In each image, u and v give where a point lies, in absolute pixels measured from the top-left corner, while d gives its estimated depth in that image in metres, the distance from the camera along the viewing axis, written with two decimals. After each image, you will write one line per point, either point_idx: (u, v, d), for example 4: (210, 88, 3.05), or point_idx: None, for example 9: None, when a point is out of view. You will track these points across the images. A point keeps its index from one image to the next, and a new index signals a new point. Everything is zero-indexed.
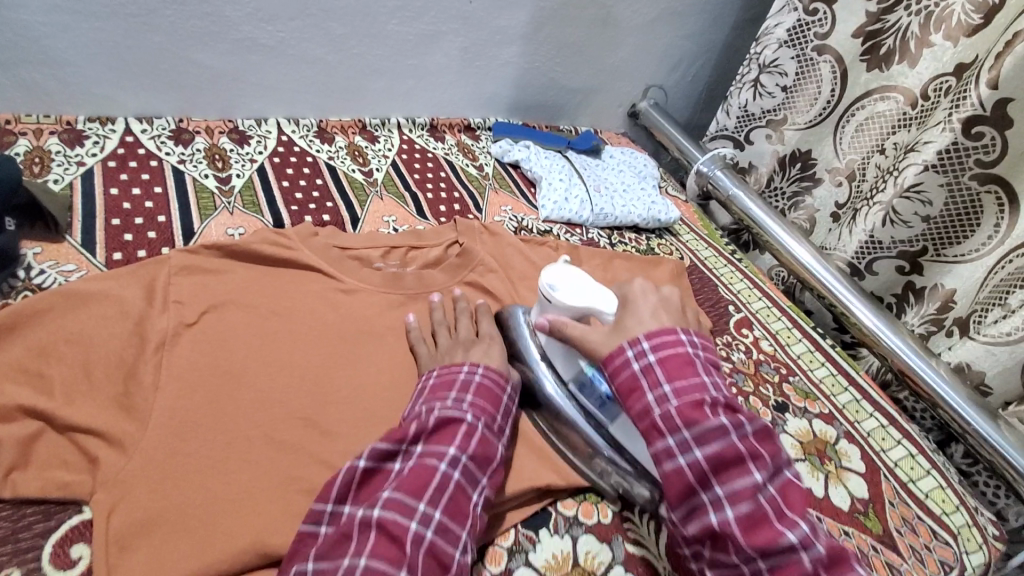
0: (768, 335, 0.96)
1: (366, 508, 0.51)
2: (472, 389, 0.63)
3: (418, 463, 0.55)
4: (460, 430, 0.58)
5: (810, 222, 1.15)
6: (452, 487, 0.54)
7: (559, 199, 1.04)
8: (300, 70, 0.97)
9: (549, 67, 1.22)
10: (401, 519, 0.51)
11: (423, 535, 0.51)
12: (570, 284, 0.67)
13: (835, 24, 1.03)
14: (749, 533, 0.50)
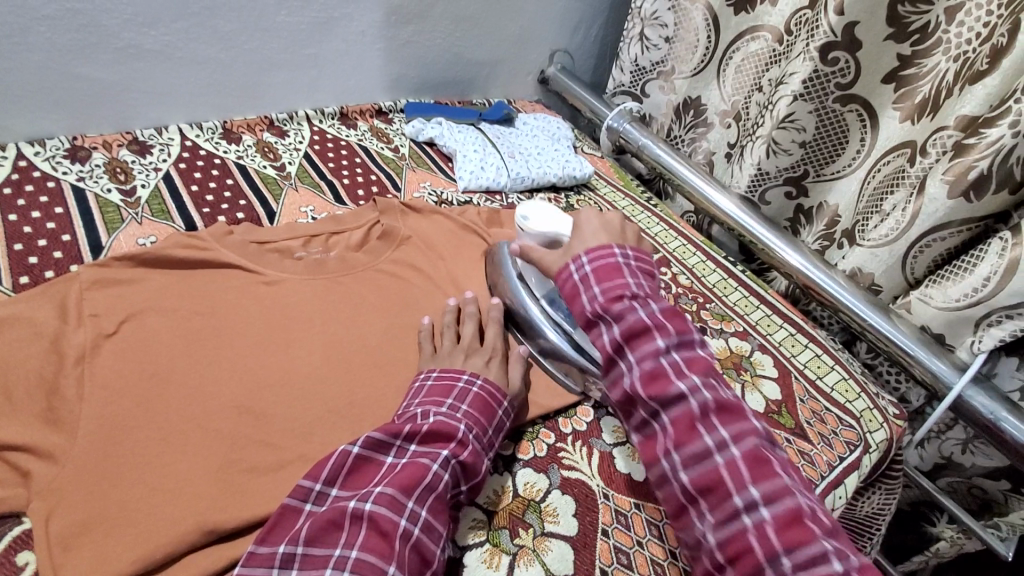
0: (686, 270, 1.03)
1: (358, 502, 0.53)
2: (469, 392, 0.65)
3: (412, 461, 0.57)
4: (456, 433, 0.60)
5: (709, 162, 1.25)
6: (440, 488, 0.56)
7: (475, 169, 1.08)
8: (194, 72, 0.96)
9: (451, 42, 1.23)
10: (392, 515, 0.52)
11: (411, 532, 0.52)
12: (539, 214, 0.78)
13: None
14: (691, 465, 0.55)
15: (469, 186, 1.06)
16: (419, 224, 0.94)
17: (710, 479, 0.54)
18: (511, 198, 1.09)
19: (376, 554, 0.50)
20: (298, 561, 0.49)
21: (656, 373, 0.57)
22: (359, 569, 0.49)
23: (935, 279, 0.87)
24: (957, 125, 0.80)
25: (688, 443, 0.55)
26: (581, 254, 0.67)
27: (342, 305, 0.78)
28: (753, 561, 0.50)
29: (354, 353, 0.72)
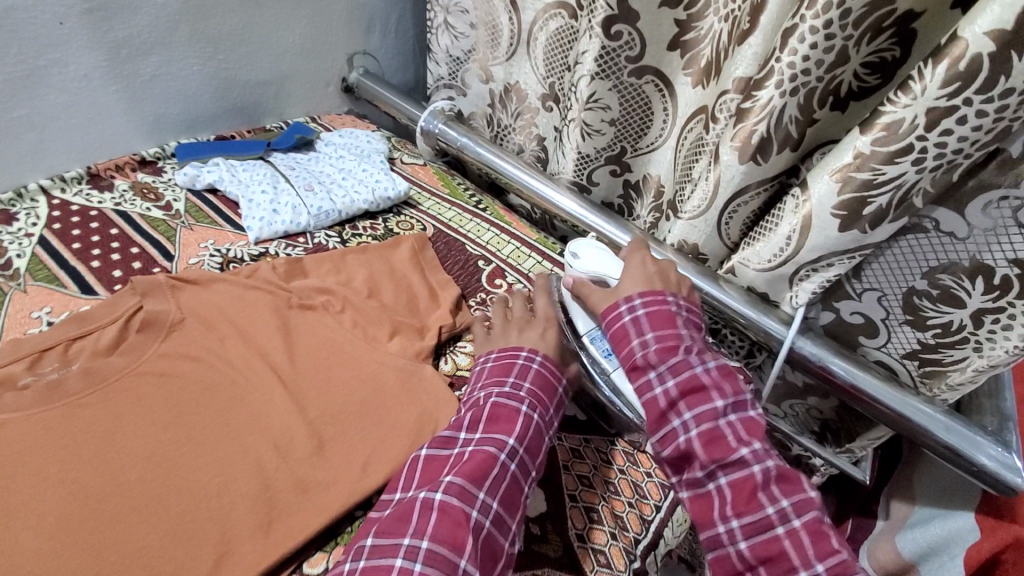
0: (522, 277, 0.96)
1: (429, 493, 0.56)
2: (500, 372, 0.70)
3: (473, 450, 0.61)
4: (504, 418, 0.64)
5: (543, 149, 1.17)
6: (509, 476, 0.60)
7: (267, 214, 0.93)
8: None
9: (216, 66, 1.05)
10: (456, 501, 0.55)
11: (479, 522, 0.55)
12: (589, 254, 0.81)
13: None
14: (739, 509, 0.60)
15: (263, 236, 0.92)
16: (197, 301, 0.78)
17: (749, 494, 0.60)
18: (318, 237, 0.96)
19: (450, 541, 0.53)
20: (366, 551, 0.52)
21: (736, 471, 0.61)
22: (429, 560, 0.51)
23: (751, 239, 0.86)
24: (736, 89, 0.76)
25: (731, 464, 0.61)
26: (634, 296, 0.71)
27: (90, 438, 0.64)
28: (785, 565, 0.57)
29: (93, 506, 0.59)
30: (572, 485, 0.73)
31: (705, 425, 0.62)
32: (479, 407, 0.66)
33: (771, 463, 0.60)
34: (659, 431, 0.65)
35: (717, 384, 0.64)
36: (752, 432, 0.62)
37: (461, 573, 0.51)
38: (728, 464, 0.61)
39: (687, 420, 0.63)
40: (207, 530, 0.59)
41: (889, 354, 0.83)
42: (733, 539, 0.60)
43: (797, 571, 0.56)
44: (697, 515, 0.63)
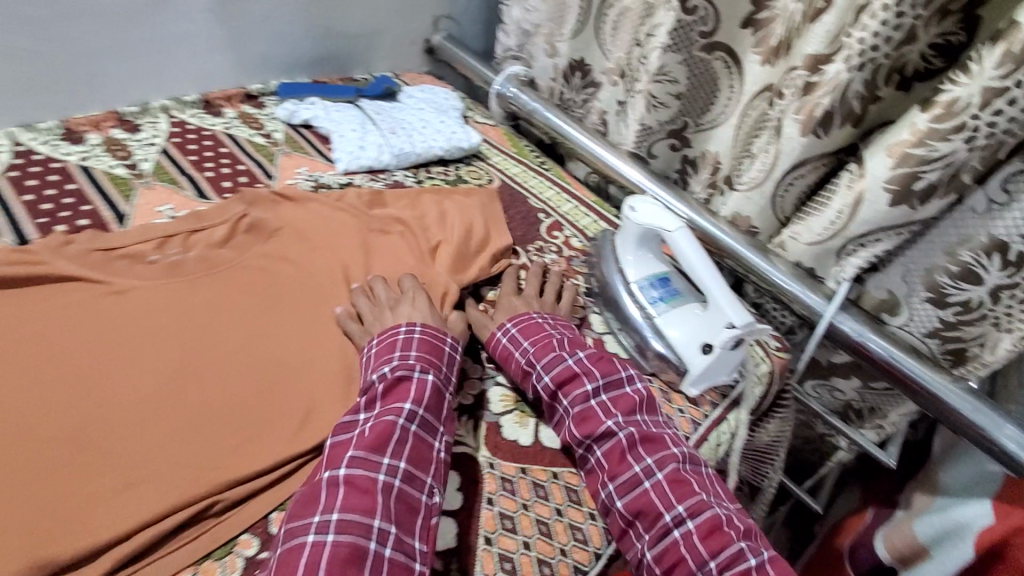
0: (577, 232, 1.03)
1: (331, 472, 0.59)
2: (419, 343, 0.70)
3: (374, 420, 0.63)
4: (405, 387, 0.66)
5: (603, 123, 1.22)
6: (412, 438, 0.62)
7: (354, 149, 1.03)
8: (13, 68, 0.87)
9: (319, 15, 1.16)
10: (365, 474, 0.58)
11: (392, 483, 0.59)
12: (649, 210, 0.85)
13: None
14: (614, 472, 0.68)
15: (350, 168, 1.02)
16: (295, 212, 0.89)
17: (620, 457, 0.68)
18: (396, 175, 1.05)
19: (370, 504, 0.57)
20: (282, 537, 0.54)
21: (614, 449, 0.69)
22: (343, 529, 0.54)
23: (801, 217, 0.91)
24: (807, 65, 0.80)
25: (604, 435, 0.70)
26: (505, 322, 0.80)
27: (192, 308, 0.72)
28: (654, 514, 0.64)
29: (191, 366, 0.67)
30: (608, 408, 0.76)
31: (578, 407, 0.72)
32: (371, 384, 0.66)
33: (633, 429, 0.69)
34: (581, 415, 0.72)
35: (588, 369, 0.74)
36: (622, 406, 0.72)
37: (377, 535, 0.55)
38: (600, 436, 0.70)
39: (602, 398, 0.72)
40: (294, 398, 0.67)
41: (910, 331, 0.88)
42: (613, 504, 0.67)
43: (664, 514, 0.64)
44: (593, 489, 0.70)
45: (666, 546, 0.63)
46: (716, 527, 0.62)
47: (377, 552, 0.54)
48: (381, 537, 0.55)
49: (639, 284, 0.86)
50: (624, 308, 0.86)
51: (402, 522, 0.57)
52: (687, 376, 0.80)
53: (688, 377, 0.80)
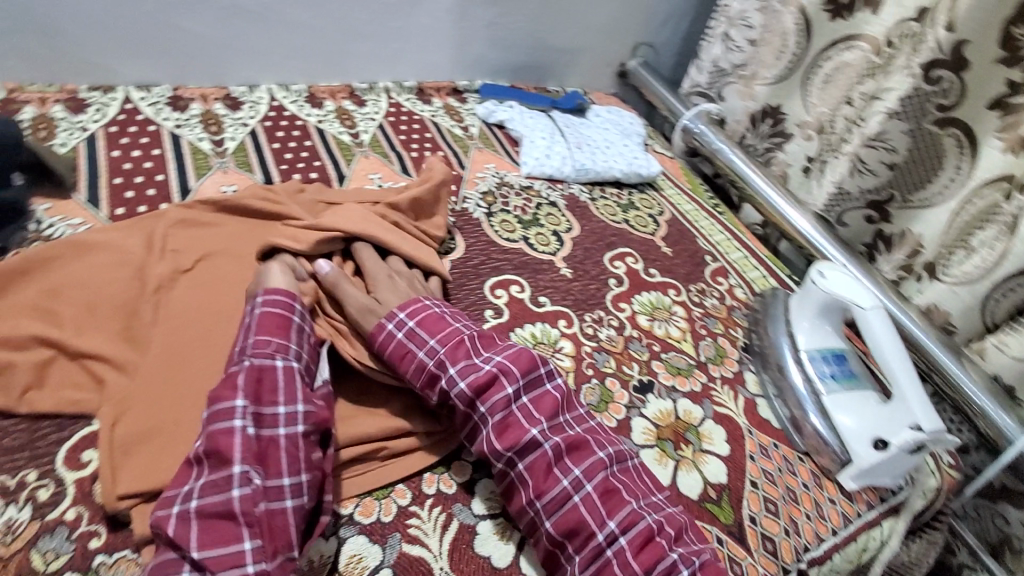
0: (743, 283, 0.99)
1: (181, 502, 0.47)
2: (421, 321, 0.64)
3: (213, 425, 0.51)
4: (410, 360, 0.62)
5: (783, 176, 1.17)
6: (213, 432, 0.50)
7: (540, 156, 1.08)
8: (288, 36, 1.01)
9: (534, 27, 1.23)
10: (160, 512, 0.47)
11: (189, 509, 0.47)
12: (839, 279, 0.80)
13: None
14: (539, 489, 0.57)
15: (533, 172, 1.06)
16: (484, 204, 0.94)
17: (545, 470, 0.58)
18: (573, 188, 1.08)
19: (216, 535, 0.46)
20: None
21: (540, 466, 0.58)
22: (156, 574, 0.45)
23: (1016, 326, 0.83)
24: None
25: (529, 446, 0.58)
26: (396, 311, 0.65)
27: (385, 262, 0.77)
28: (586, 532, 0.56)
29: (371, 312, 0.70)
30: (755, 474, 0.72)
31: (496, 416, 0.59)
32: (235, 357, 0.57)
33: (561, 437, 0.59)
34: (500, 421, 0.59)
35: (506, 367, 0.61)
36: (524, 432, 0.59)
37: (190, 566, 0.45)
38: (525, 448, 0.58)
39: (482, 413, 0.60)
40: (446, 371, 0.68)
41: None
42: (542, 520, 0.56)
43: (596, 533, 0.55)
44: (512, 508, 0.58)
45: (597, 568, 0.55)
46: (650, 540, 0.56)
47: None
48: (203, 567, 0.45)
49: (809, 354, 0.82)
50: (788, 375, 0.81)
51: (229, 540, 0.47)
52: (848, 467, 0.74)
53: (848, 468, 0.74)
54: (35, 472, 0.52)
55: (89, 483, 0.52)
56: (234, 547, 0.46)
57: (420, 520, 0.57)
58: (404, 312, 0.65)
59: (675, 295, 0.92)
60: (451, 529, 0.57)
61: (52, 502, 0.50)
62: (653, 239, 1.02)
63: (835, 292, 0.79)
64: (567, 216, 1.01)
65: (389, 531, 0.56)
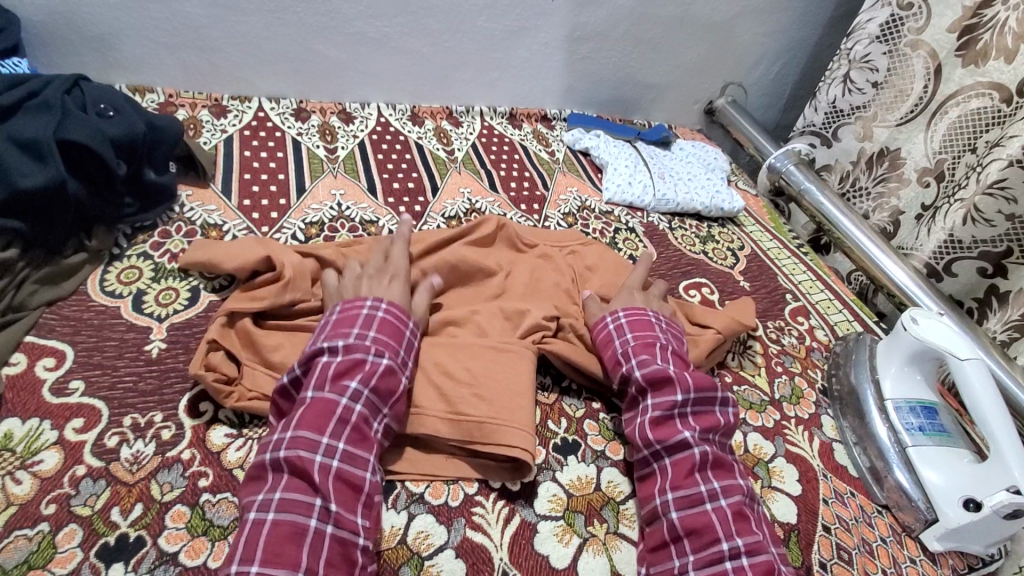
0: (825, 325, 0.96)
1: (325, 455, 0.52)
2: (634, 321, 0.73)
3: (365, 407, 0.56)
4: (609, 346, 0.72)
5: (893, 223, 1.19)
6: (356, 419, 0.55)
7: (623, 183, 1.11)
8: (401, 62, 1.12)
9: (625, 63, 1.27)
10: (304, 453, 0.51)
11: (331, 466, 0.52)
12: (932, 326, 0.77)
13: (930, 18, 1.07)
14: (676, 484, 0.60)
15: (614, 199, 1.09)
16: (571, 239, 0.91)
17: (688, 472, 0.60)
18: (652, 217, 1.09)
19: (342, 498, 0.51)
20: (274, 505, 0.49)
21: (683, 466, 0.60)
22: (284, 507, 0.49)
23: None
24: None
25: (676, 446, 0.62)
26: (618, 312, 0.75)
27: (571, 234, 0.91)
28: (711, 536, 0.56)
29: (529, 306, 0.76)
30: (829, 519, 0.68)
31: (657, 412, 0.64)
32: (363, 361, 0.58)
33: (711, 449, 0.61)
34: (661, 416, 0.64)
35: (684, 379, 0.65)
36: (663, 434, 0.62)
37: (319, 513, 0.50)
38: (674, 445, 0.62)
39: (647, 403, 0.65)
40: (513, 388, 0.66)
41: None
42: (666, 511, 0.59)
43: (722, 542, 0.55)
44: (642, 494, 0.63)
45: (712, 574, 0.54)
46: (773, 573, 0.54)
47: (319, 529, 0.49)
48: (329, 521, 0.50)
49: (895, 404, 0.78)
50: (872, 424, 0.77)
51: (353, 512, 0.52)
52: (932, 526, 0.69)
53: (933, 530, 0.69)
54: (161, 414, 0.59)
55: (203, 430, 0.59)
56: (353, 517, 0.51)
57: (484, 510, 0.59)
58: (621, 309, 0.75)
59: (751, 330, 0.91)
60: (513, 523, 0.59)
61: (172, 441, 0.58)
62: (730, 272, 1.02)
63: (928, 339, 0.75)
64: (645, 242, 1.03)
65: (455, 515, 0.58)
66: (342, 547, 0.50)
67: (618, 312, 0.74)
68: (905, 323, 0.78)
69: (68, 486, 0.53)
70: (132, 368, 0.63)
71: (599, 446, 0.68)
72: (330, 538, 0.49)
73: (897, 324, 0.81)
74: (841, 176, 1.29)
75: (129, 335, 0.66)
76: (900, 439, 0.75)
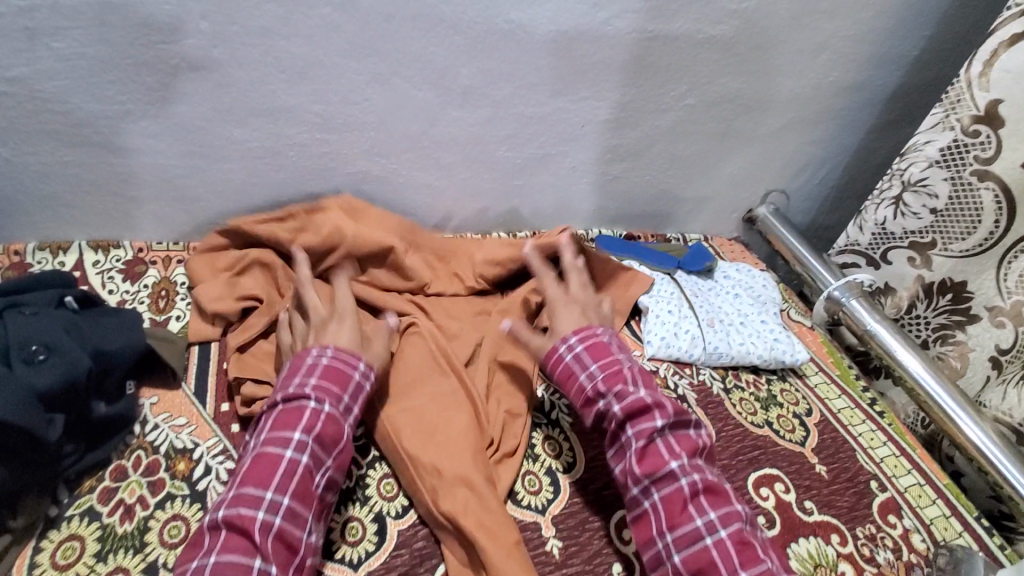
0: (923, 528, 0.81)
1: (266, 512, 0.56)
2: (629, 405, 0.69)
3: (304, 467, 0.59)
4: (618, 452, 0.69)
5: (962, 361, 1.05)
6: (301, 471, 0.59)
7: (668, 335, 0.95)
8: (411, 197, 0.97)
9: (660, 179, 1.12)
10: (246, 510, 0.55)
11: (270, 524, 0.55)
12: None
13: (1002, 150, 0.92)
14: None
15: (657, 354, 0.94)
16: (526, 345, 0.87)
17: None
18: (702, 375, 0.94)
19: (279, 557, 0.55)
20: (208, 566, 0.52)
21: None
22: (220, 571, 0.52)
23: None
24: None
25: None
26: (611, 398, 0.70)
27: (516, 297, 0.91)
28: None
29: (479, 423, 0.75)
30: None
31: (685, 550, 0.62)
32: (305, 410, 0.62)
33: None
34: (686, 546, 0.62)
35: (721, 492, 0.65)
36: (650, 466, 0.66)
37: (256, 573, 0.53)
38: None
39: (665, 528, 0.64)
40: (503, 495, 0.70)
41: None
42: None
43: None
44: (639, 536, 0.66)
45: None
46: None
47: None
48: None
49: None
50: None
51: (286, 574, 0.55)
52: None
53: None
54: None
55: None
56: None
57: None
58: (575, 336, 0.75)
59: (840, 545, 0.75)
60: None
61: None
62: (802, 452, 0.86)
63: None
64: (699, 416, 0.87)
65: None
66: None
67: (569, 338, 0.75)
68: None
69: None
70: None
71: None
72: None
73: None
74: (895, 303, 1.14)
75: None
76: None
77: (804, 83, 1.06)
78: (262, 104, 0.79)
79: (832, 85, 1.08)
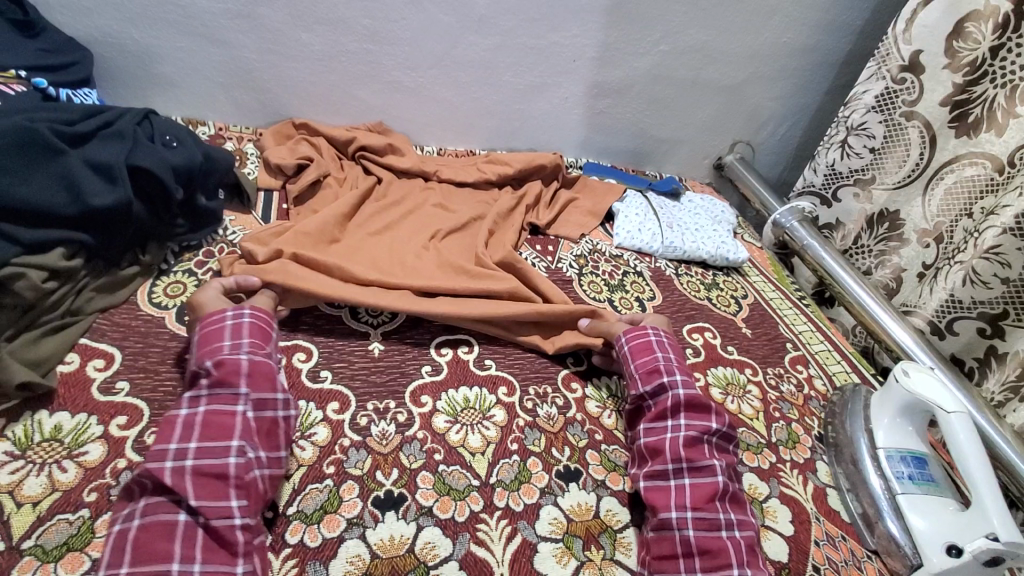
0: (824, 375, 1.00)
1: (175, 459, 0.54)
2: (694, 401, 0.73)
3: (209, 410, 0.59)
4: (657, 428, 0.73)
5: (895, 281, 1.23)
6: (201, 417, 0.58)
7: (633, 229, 1.17)
8: (432, 109, 1.21)
9: (640, 118, 1.35)
10: (154, 465, 0.54)
11: (185, 465, 0.54)
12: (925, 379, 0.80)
13: (923, 92, 1.13)
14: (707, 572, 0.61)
15: (623, 243, 1.15)
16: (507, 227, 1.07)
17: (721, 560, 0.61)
18: (659, 263, 1.15)
19: (208, 489, 0.54)
20: (137, 515, 0.51)
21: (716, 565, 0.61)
22: (151, 513, 0.51)
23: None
24: None
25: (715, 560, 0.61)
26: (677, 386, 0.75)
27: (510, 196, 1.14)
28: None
29: (447, 259, 0.93)
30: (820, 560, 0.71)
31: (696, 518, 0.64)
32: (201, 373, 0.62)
33: (742, 534, 0.64)
34: (703, 513, 0.64)
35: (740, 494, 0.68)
36: (694, 454, 0.69)
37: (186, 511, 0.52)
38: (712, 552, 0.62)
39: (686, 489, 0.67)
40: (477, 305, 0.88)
41: None
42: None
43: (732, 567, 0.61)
44: (651, 500, 0.67)
45: None
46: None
47: (190, 524, 0.52)
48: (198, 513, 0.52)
49: (887, 452, 0.81)
50: (865, 472, 0.80)
51: (222, 495, 0.54)
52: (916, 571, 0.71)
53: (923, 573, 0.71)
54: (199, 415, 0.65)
55: None
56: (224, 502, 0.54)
57: (488, 527, 0.63)
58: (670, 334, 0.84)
59: (751, 375, 0.95)
60: (515, 541, 0.63)
61: None
62: (733, 319, 1.06)
63: (918, 392, 0.79)
64: (651, 286, 1.08)
65: (460, 530, 0.62)
66: (218, 532, 0.52)
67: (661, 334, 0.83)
68: (902, 378, 0.82)
69: (109, 477, 0.58)
70: (173, 373, 0.68)
71: (599, 475, 0.72)
72: (203, 529, 0.52)
73: (892, 378, 0.84)
74: (843, 235, 1.34)
75: (172, 342, 0.72)
76: (891, 484, 0.78)
77: (761, 41, 1.29)
78: (325, 14, 1.03)
79: (785, 46, 1.31)
